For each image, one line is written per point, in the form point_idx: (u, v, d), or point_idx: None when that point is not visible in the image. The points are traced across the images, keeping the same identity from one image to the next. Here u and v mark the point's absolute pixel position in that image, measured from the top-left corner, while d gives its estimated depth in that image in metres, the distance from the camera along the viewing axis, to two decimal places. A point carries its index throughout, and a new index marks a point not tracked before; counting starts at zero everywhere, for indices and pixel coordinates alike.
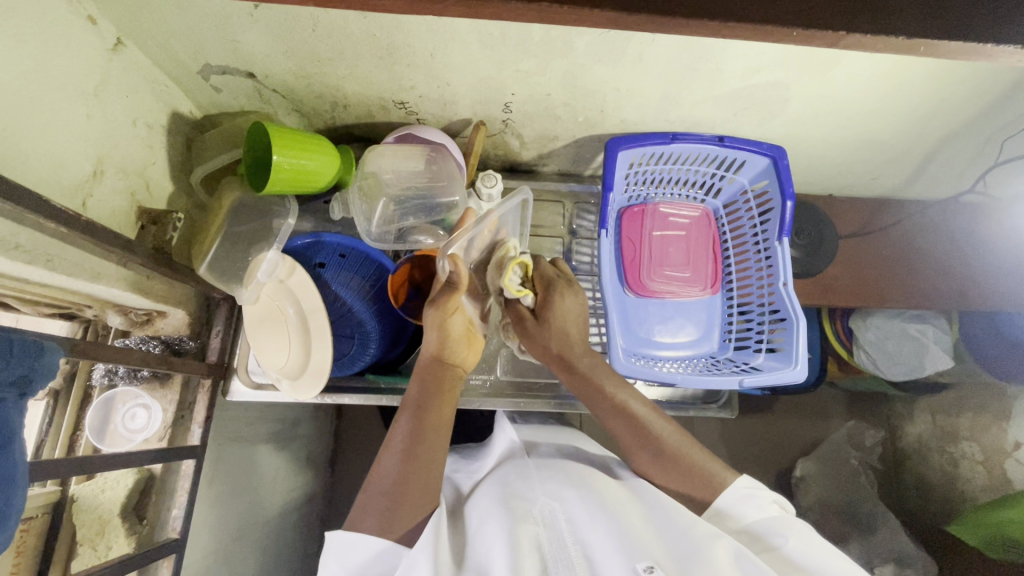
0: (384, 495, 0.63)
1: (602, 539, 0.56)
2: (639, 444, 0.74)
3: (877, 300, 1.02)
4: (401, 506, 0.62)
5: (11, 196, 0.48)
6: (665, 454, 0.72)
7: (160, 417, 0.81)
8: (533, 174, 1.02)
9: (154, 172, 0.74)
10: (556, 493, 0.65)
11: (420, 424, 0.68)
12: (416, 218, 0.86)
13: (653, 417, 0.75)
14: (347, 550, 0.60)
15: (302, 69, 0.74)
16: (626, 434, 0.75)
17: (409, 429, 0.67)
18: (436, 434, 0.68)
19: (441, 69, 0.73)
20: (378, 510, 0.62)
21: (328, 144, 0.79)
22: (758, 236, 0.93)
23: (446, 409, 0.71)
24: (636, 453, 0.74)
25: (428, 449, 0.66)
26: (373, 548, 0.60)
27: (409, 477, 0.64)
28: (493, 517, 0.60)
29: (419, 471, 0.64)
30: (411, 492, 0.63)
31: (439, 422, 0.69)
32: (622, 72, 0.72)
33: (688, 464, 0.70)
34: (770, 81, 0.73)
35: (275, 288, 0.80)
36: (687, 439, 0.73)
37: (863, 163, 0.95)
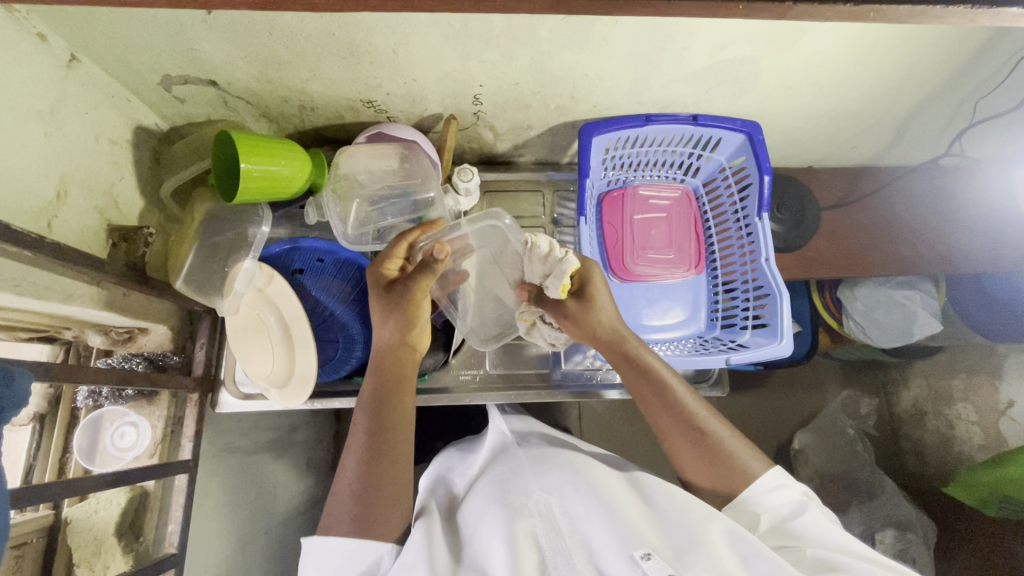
0: (349, 499, 0.64)
1: (597, 528, 0.57)
2: (678, 430, 0.72)
3: (862, 270, 1.03)
4: (373, 505, 0.63)
5: None
6: (701, 442, 0.70)
7: (149, 434, 0.80)
8: (512, 165, 1.02)
9: (121, 188, 0.73)
10: (552, 486, 0.65)
11: (375, 419, 0.69)
12: (395, 217, 0.86)
13: (697, 405, 0.73)
14: (326, 556, 0.59)
15: (265, 74, 0.73)
16: (666, 419, 0.73)
17: (367, 424, 0.69)
18: (395, 432, 0.69)
19: (405, 65, 0.72)
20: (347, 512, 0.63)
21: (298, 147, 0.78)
22: (739, 212, 0.92)
23: (405, 403, 0.71)
24: (671, 436, 0.73)
25: (388, 433, 0.68)
26: (352, 545, 0.59)
27: (371, 471, 0.65)
28: (489, 514, 0.60)
29: (381, 461, 0.66)
30: (379, 480, 0.65)
31: (398, 419, 0.70)
32: (588, 56, 0.71)
33: (721, 451, 0.70)
34: (738, 57, 0.72)
35: (256, 297, 0.76)
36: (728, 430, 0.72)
37: (839, 133, 0.94)
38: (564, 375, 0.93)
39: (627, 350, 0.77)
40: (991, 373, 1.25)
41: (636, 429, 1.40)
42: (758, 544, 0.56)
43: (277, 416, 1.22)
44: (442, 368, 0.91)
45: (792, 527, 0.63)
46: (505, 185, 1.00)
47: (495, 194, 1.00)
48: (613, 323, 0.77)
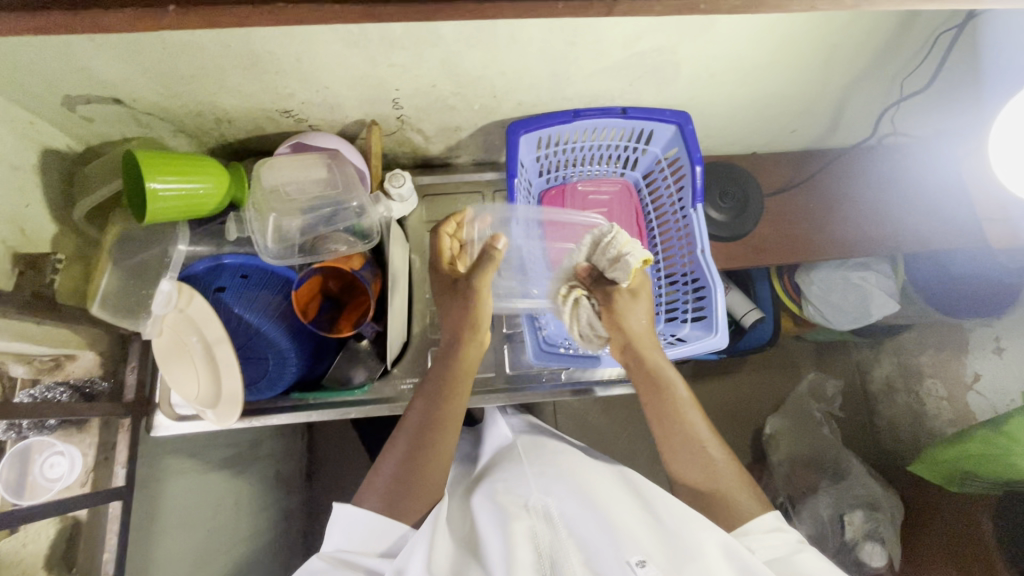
0: (387, 476, 0.67)
1: (592, 529, 0.57)
2: (683, 454, 0.70)
3: (809, 255, 1.02)
4: (406, 491, 0.65)
5: None
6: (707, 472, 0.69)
7: (81, 463, 0.78)
8: (450, 167, 1.01)
9: (29, 215, 0.70)
10: (548, 489, 0.65)
11: (431, 405, 0.71)
12: (324, 227, 0.83)
13: (708, 433, 0.72)
14: (351, 525, 0.64)
15: (169, 89, 0.71)
16: (672, 442, 0.72)
17: (421, 408, 0.71)
18: (442, 434, 0.69)
19: (312, 72, 0.70)
20: (383, 486, 0.66)
21: (213, 164, 0.76)
22: (676, 203, 0.91)
23: (459, 397, 0.72)
24: (675, 459, 0.71)
25: (435, 440, 0.69)
26: (377, 522, 0.63)
27: (414, 461, 0.67)
28: (491, 513, 0.61)
29: (424, 457, 0.67)
30: (418, 473, 0.66)
31: (447, 421, 0.70)
32: (500, 54, 0.70)
33: (718, 492, 0.68)
34: (654, 47, 0.71)
35: (176, 318, 0.74)
36: (737, 474, 0.69)
37: (776, 118, 0.93)
38: (511, 378, 0.93)
39: (647, 364, 0.75)
40: (958, 349, 1.24)
41: (604, 423, 1.40)
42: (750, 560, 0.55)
43: (238, 431, 1.21)
44: (383, 379, 0.88)
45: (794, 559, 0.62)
46: (443, 188, 0.99)
47: (434, 199, 0.99)
48: (637, 330, 0.77)
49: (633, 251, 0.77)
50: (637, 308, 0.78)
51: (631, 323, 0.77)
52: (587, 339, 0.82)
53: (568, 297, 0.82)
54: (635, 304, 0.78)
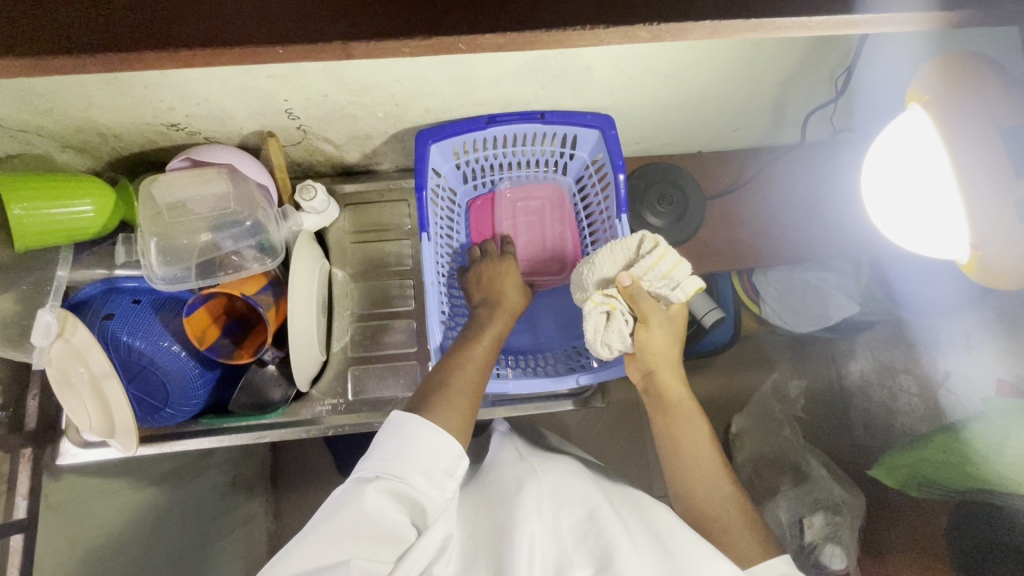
0: (439, 392, 0.66)
1: (611, 546, 0.55)
2: (700, 480, 0.68)
3: (752, 260, 0.97)
4: (453, 406, 0.65)
5: None
6: (721, 501, 0.67)
7: None
8: (373, 174, 0.96)
9: None
10: (563, 499, 0.62)
11: (466, 346, 0.73)
12: (227, 244, 0.79)
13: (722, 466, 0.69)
14: (412, 452, 0.59)
15: (35, 106, 0.66)
16: (688, 465, 0.69)
17: (454, 350, 0.73)
18: (484, 364, 0.71)
19: (186, 86, 0.65)
20: (418, 407, 0.65)
21: (99, 198, 0.72)
22: (603, 212, 0.86)
23: (494, 342, 0.74)
24: (688, 482, 0.69)
25: (478, 367, 0.70)
26: (432, 437, 0.60)
27: (462, 382, 0.68)
28: (502, 520, 0.59)
29: (470, 381, 0.68)
30: (464, 393, 0.67)
31: (488, 353, 0.72)
32: (387, 62, 0.64)
33: (719, 522, 0.65)
34: (556, 50, 0.65)
35: (61, 350, 0.70)
36: (745, 511, 0.66)
37: (711, 117, 0.87)
38: None
39: (669, 397, 0.72)
40: (924, 348, 1.18)
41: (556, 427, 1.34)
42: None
43: None
44: (299, 401, 0.85)
45: None
46: (366, 196, 0.94)
47: (357, 208, 0.94)
48: (665, 358, 0.73)
49: (684, 282, 0.72)
50: (659, 337, 0.72)
51: (655, 350, 0.72)
52: (591, 343, 0.74)
53: (602, 306, 0.71)
54: (658, 335, 0.71)
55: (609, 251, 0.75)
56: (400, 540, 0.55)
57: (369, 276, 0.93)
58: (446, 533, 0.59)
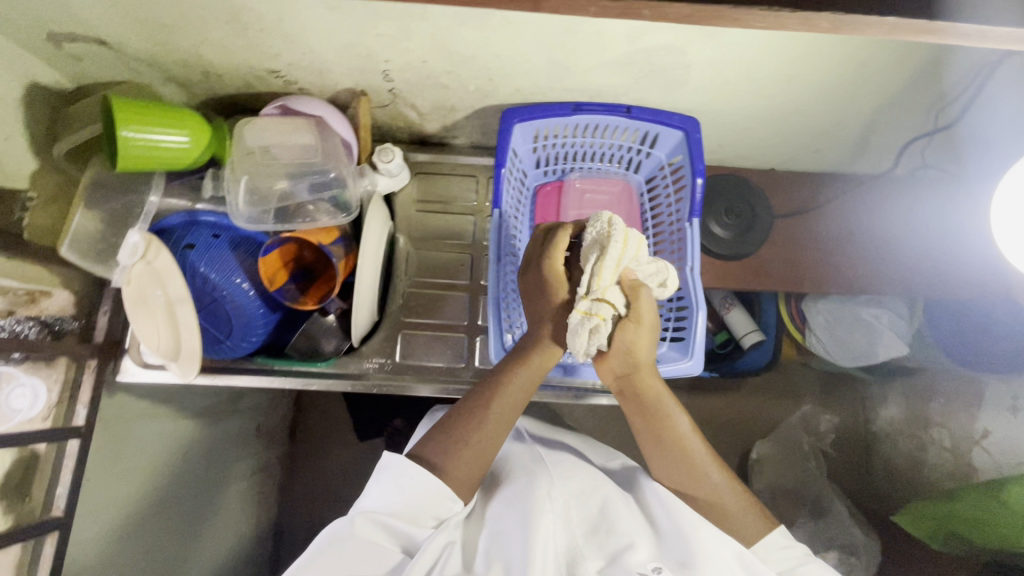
0: (451, 439, 0.64)
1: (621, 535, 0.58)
2: (691, 477, 0.66)
3: (811, 284, 0.96)
4: (465, 458, 0.63)
5: None
6: (718, 495, 0.66)
7: (45, 397, 0.77)
8: (446, 147, 0.98)
9: (5, 148, 0.69)
10: (572, 487, 0.65)
11: (496, 385, 0.67)
12: (304, 194, 0.81)
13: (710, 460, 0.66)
14: (403, 493, 0.58)
15: (153, 35, 0.69)
16: (676, 463, 0.66)
17: (487, 394, 0.66)
18: (510, 409, 0.66)
19: (297, 34, 0.67)
20: (428, 447, 0.64)
21: (191, 142, 0.74)
22: (673, 214, 0.85)
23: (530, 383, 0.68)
24: (677, 477, 0.67)
25: (502, 416, 0.65)
26: (429, 488, 0.59)
27: (478, 432, 0.64)
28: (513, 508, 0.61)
29: (490, 429, 0.64)
30: (480, 444, 0.64)
31: (518, 396, 0.67)
32: (493, 35, 0.65)
33: (719, 510, 0.66)
34: (661, 44, 0.65)
35: (142, 271, 0.74)
36: (744, 497, 0.67)
37: (795, 135, 0.86)
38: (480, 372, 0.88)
39: (647, 396, 0.66)
40: None
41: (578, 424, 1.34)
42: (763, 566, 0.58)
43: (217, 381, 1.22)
44: (349, 355, 0.86)
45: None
46: (436, 167, 0.96)
47: (427, 177, 0.96)
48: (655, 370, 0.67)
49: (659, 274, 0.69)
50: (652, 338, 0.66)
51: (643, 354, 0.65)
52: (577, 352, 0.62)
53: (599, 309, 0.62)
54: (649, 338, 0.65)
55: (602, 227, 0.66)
56: (392, 574, 0.54)
57: (429, 245, 0.94)
58: (447, 540, 0.58)
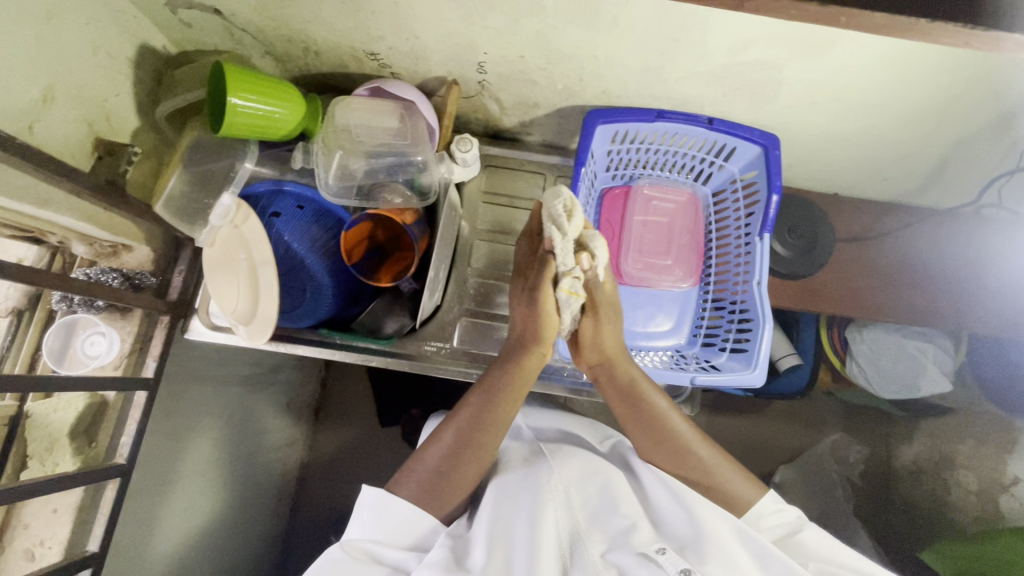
0: (429, 468, 0.69)
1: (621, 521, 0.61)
2: (679, 456, 0.74)
3: (868, 311, 0.96)
4: (446, 484, 0.68)
5: None
6: (706, 469, 0.74)
7: (118, 346, 0.82)
8: (518, 142, 1.00)
9: (115, 105, 0.73)
10: (572, 474, 0.67)
11: (474, 416, 0.72)
12: (383, 176, 0.84)
13: (695, 438, 0.75)
14: (387, 520, 0.64)
15: (267, 9, 0.71)
16: (663, 448, 0.74)
17: (472, 412, 0.72)
18: (489, 432, 0.72)
19: (407, 20, 0.69)
20: (407, 477, 0.69)
21: (281, 112, 0.76)
22: (742, 229, 0.87)
23: (510, 407, 0.74)
24: (668, 460, 0.74)
25: (478, 441, 0.71)
26: (414, 512, 0.65)
27: (456, 457, 0.69)
28: (516, 504, 0.64)
29: (466, 453, 0.70)
30: (458, 469, 0.69)
31: (498, 419, 0.73)
32: (597, 37, 0.67)
33: (711, 484, 0.73)
34: (760, 59, 0.67)
35: (229, 234, 0.77)
36: (728, 468, 0.74)
37: (870, 161, 0.87)
38: None
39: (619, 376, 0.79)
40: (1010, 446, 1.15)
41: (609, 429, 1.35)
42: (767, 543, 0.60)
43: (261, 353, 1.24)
44: (409, 336, 0.87)
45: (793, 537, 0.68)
46: (507, 161, 0.98)
47: (497, 170, 0.98)
48: (614, 354, 0.80)
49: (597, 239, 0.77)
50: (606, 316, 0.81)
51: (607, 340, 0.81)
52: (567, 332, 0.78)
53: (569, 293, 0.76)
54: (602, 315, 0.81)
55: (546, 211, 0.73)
56: None
57: (494, 237, 0.96)
58: None
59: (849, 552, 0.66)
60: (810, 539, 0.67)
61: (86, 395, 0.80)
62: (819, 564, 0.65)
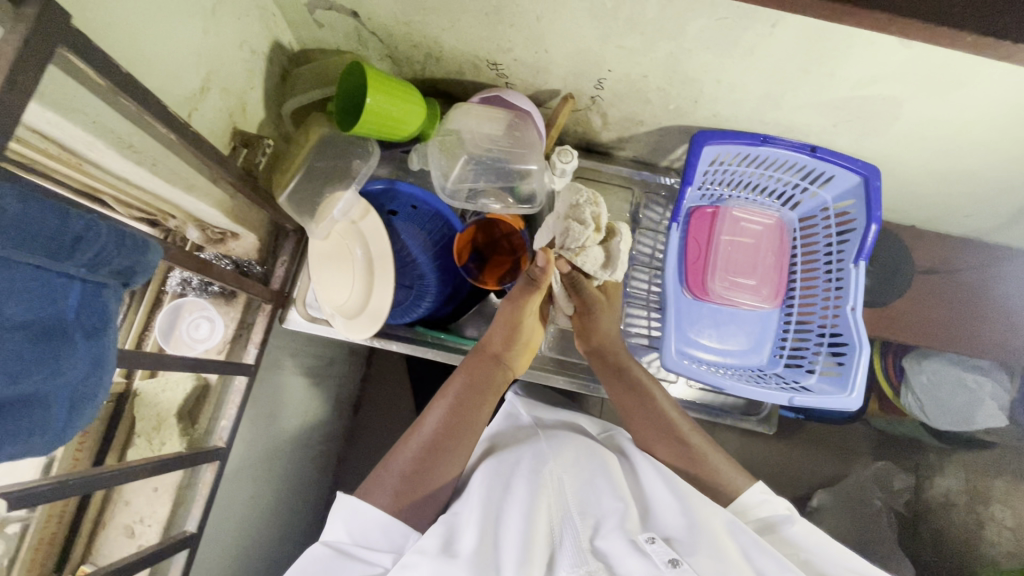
0: (400, 472, 0.66)
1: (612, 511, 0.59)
2: (667, 437, 0.77)
3: (942, 343, 0.98)
4: (419, 489, 0.65)
5: (146, 103, 0.51)
6: (695, 454, 0.76)
7: (221, 332, 0.84)
8: (608, 156, 1.02)
9: (250, 97, 0.75)
10: (566, 464, 0.66)
11: (446, 419, 0.70)
12: (489, 181, 0.86)
13: (685, 424, 0.79)
14: (359, 524, 0.62)
15: (406, 16, 0.73)
16: (653, 431, 0.78)
17: (439, 424, 0.70)
18: (462, 434, 0.70)
19: (543, 35, 0.72)
20: (378, 483, 0.66)
21: (398, 114, 0.76)
22: (832, 256, 0.90)
23: (483, 407, 0.73)
24: (656, 442, 0.78)
25: (452, 445, 0.68)
26: (384, 521, 0.61)
27: (427, 461, 0.66)
28: (503, 490, 0.63)
29: (440, 456, 0.67)
30: (431, 473, 0.66)
31: (472, 419, 0.71)
32: (728, 63, 0.70)
33: (702, 470, 0.75)
34: (884, 94, 0.69)
35: (346, 228, 0.81)
36: (716, 457, 0.77)
37: (959, 198, 0.90)
38: None
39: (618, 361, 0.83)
40: None
41: None
42: (755, 536, 0.62)
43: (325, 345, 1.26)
44: None
45: (780, 529, 0.68)
46: (597, 174, 1.00)
47: (586, 183, 1.00)
48: (609, 338, 0.84)
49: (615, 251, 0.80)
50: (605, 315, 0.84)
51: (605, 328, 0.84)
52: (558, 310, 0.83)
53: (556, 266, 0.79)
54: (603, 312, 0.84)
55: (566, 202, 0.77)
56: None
57: None
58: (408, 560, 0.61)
59: (837, 546, 0.64)
60: (798, 532, 0.67)
61: (193, 377, 0.81)
62: (810, 553, 0.65)
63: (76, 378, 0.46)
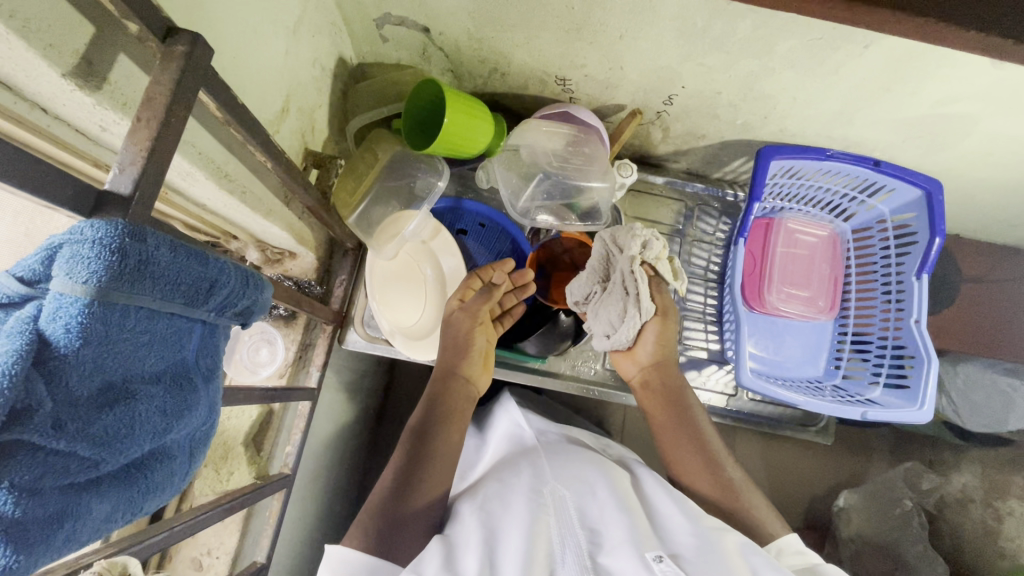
0: (379, 509, 0.61)
1: (615, 526, 0.53)
2: (703, 471, 0.70)
3: (989, 350, 1.00)
4: (400, 525, 0.59)
5: (255, 134, 0.49)
6: (729, 488, 0.68)
7: (283, 355, 0.81)
8: (660, 168, 1.01)
9: (318, 116, 0.73)
10: (568, 480, 0.61)
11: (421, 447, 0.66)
12: (550, 198, 0.84)
13: (724, 455, 0.72)
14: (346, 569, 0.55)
15: (480, 32, 0.71)
16: (694, 464, 0.71)
17: (410, 453, 0.66)
18: (438, 461, 0.66)
19: (622, 52, 0.71)
20: (360, 526, 0.60)
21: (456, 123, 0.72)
22: (890, 268, 0.90)
23: (456, 432, 0.70)
24: (695, 474, 0.70)
25: (426, 473, 0.64)
26: (366, 561, 0.55)
27: (405, 493, 0.62)
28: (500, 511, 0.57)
29: (416, 486, 0.63)
30: (411, 508, 0.61)
31: (447, 448, 0.68)
32: (808, 81, 0.70)
33: (740, 508, 0.66)
34: (962, 112, 0.70)
35: (417, 248, 0.83)
36: (753, 495, 0.68)
37: (1011, 210, 0.91)
38: None
39: (670, 388, 0.76)
40: None
41: None
42: (771, 559, 0.54)
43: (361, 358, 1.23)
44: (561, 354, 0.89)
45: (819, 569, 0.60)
46: (649, 186, 1.00)
47: (639, 195, 0.99)
48: (661, 355, 0.77)
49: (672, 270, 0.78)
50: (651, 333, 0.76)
51: (666, 346, 0.77)
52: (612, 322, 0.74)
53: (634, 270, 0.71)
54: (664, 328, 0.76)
55: (626, 229, 0.72)
56: None
57: None
58: None
59: None
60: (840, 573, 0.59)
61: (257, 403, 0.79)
62: None
63: (196, 425, 0.43)
